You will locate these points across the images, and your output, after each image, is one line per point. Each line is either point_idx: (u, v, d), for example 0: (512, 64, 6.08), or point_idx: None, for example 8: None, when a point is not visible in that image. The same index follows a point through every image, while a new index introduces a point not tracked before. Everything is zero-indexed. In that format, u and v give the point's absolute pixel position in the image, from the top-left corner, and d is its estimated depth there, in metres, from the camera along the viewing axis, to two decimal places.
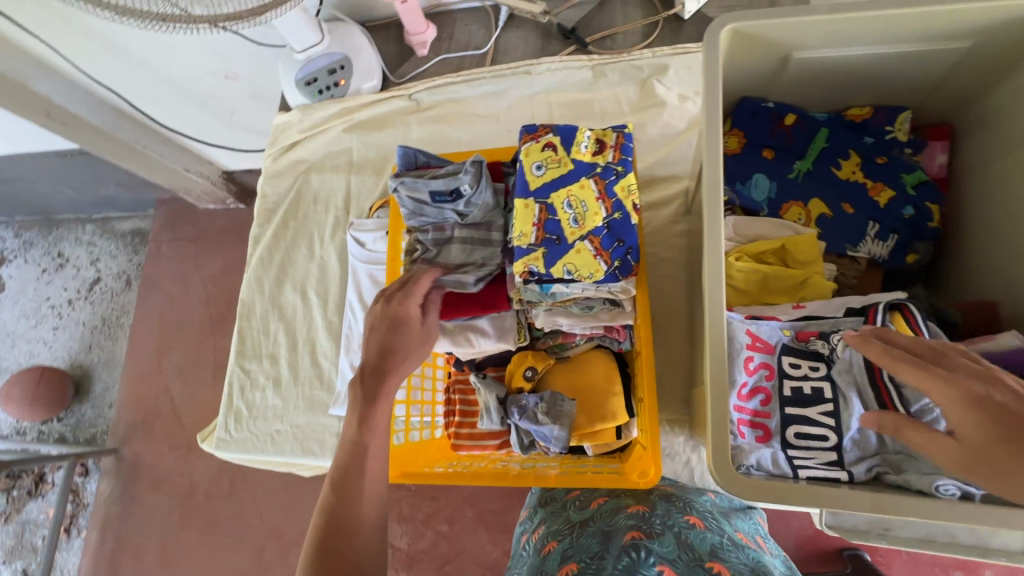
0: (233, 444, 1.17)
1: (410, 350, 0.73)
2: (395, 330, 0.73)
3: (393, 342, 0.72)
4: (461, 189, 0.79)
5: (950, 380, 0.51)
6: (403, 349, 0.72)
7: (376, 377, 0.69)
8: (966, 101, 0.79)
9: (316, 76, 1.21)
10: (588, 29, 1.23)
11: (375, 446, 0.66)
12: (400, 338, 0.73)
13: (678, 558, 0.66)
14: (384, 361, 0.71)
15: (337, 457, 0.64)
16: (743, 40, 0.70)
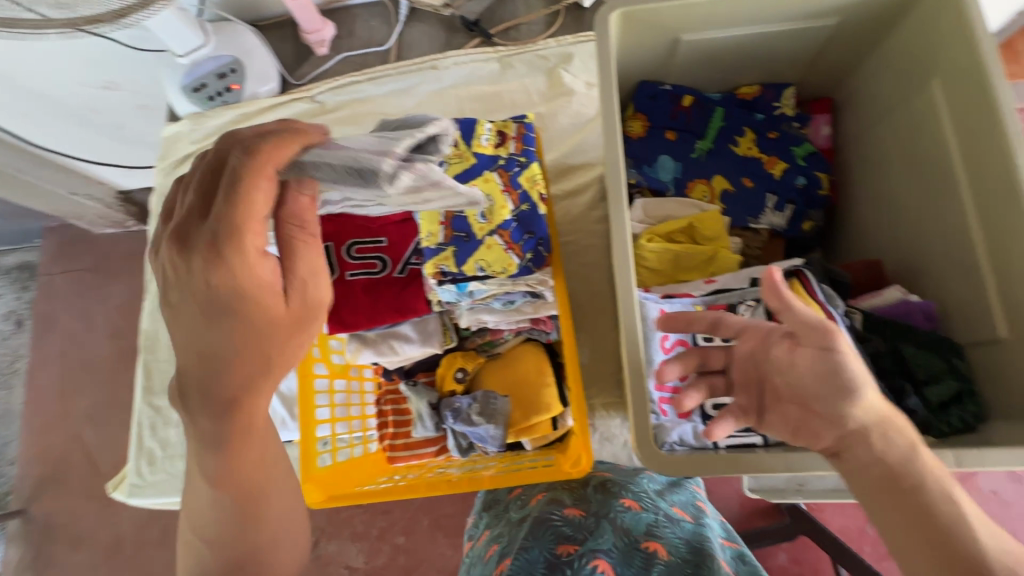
0: (149, 488, 1.07)
1: (269, 358, 0.54)
2: (230, 315, 0.51)
3: (228, 342, 0.53)
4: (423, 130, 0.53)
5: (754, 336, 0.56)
6: (260, 352, 0.54)
7: (212, 414, 0.56)
8: (841, 75, 0.84)
9: (204, 80, 1.15)
10: (492, 21, 1.21)
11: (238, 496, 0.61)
12: (236, 339, 0.52)
13: (615, 547, 0.69)
14: (213, 366, 0.54)
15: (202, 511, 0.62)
16: (632, 24, 0.71)
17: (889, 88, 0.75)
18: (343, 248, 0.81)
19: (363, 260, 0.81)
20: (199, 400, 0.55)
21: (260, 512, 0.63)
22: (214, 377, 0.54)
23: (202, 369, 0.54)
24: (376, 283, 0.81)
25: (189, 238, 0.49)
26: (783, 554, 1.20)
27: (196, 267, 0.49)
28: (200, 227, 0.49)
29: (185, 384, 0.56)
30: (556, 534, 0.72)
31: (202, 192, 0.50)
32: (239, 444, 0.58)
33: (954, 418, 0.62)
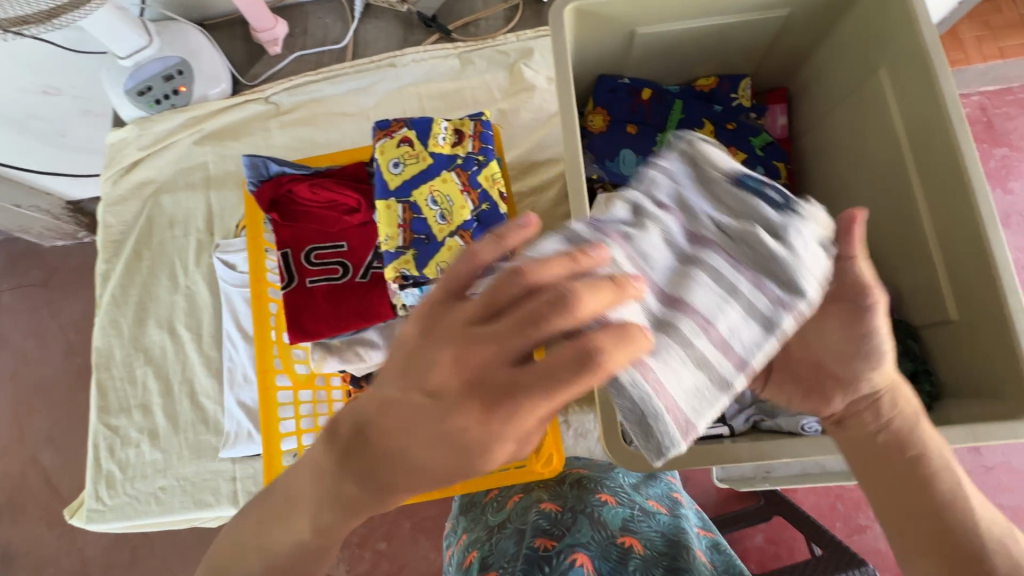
0: (110, 512, 1.02)
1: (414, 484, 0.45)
2: (433, 437, 0.40)
3: (419, 455, 0.42)
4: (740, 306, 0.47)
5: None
6: (434, 450, 0.41)
7: (362, 458, 0.45)
8: (794, 65, 0.86)
9: (150, 83, 1.10)
10: (450, 17, 1.19)
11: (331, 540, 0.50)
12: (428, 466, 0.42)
13: (592, 541, 0.68)
14: (383, 456, 0.44)
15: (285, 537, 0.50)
16: (586, 18, 0.70)
17: (841, 78, 0.77)
18: (301, 254, 0.79)
19: (324, 266, 0.79)
20: (329, 464, 0.46)
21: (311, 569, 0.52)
22: (371, 466, 0.45)
23: (364, 450, 0.45)
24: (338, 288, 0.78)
25: (447, 340, 0.39)
26: (759, 535, 1.23)
27: (438, 361, 0.40)
28: (480, 321, 0.39)
29: (331, 437, 0.47)
30: (535, 533, 0.71)
31: (525, 312, 0.37)
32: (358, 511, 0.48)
33: None
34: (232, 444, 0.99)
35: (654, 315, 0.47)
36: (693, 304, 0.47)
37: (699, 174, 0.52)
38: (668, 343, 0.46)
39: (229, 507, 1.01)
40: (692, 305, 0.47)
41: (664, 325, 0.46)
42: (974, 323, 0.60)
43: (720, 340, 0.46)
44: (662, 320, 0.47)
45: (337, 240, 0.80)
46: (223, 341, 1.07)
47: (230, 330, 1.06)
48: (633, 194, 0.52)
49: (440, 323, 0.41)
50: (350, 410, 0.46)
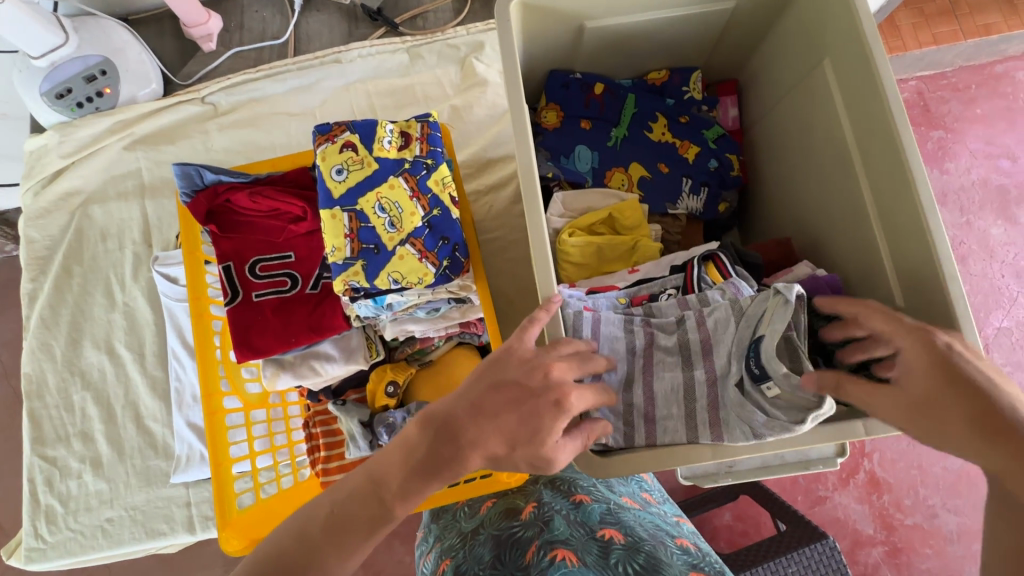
0: (52, 550, 0.95)
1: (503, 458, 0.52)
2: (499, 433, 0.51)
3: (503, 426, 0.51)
4: (696, 407, 0.57)
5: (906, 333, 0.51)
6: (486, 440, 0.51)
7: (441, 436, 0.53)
8: (743, 57, 0.86)
9: (69, 85, 1.01)
10: (396, 10, 1.15)
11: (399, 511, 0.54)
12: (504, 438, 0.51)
13: (571, 537, 0.66)
14: (476, 425, 0.52)
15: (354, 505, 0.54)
16: (533, 13, 0.68)
17: (789, 68, 0.77)
18: (245, 267, 0.75)
19: (271, 278, 0.75)
20: (426, 437, 0.54)
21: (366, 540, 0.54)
22: (460, 434, 0.52)
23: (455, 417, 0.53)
24: (287, 300, 0.75)
25: (529, 356, 0.53)
26: (727, 513, 1.26)
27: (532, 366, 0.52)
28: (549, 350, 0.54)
29: (429, 418, 0.55)
30: (518, 544, 0.68)
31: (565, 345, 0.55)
32: (432, 479, 0.53)
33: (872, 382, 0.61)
34: (182, 468, 0.94)
35: (622, 400, 0.59)
36: (654, 397, 0.58)
37: (755, 323, 0.58)
38: (621, 423, 0.58)
39: (185, 534, 0.95)
40: (652, 400, 0.58)
41: (627, 413, 0.58)
42: (916, 310, 0.60)
43: (652, 418, 0.58)
44: (630, 409, 0.58)
45: (283, 249, 0.76)
46: (168, 359, 1.00)
47: (174, 347, 0.99)
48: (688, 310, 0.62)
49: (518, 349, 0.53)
50: (448, 398, 0.55)
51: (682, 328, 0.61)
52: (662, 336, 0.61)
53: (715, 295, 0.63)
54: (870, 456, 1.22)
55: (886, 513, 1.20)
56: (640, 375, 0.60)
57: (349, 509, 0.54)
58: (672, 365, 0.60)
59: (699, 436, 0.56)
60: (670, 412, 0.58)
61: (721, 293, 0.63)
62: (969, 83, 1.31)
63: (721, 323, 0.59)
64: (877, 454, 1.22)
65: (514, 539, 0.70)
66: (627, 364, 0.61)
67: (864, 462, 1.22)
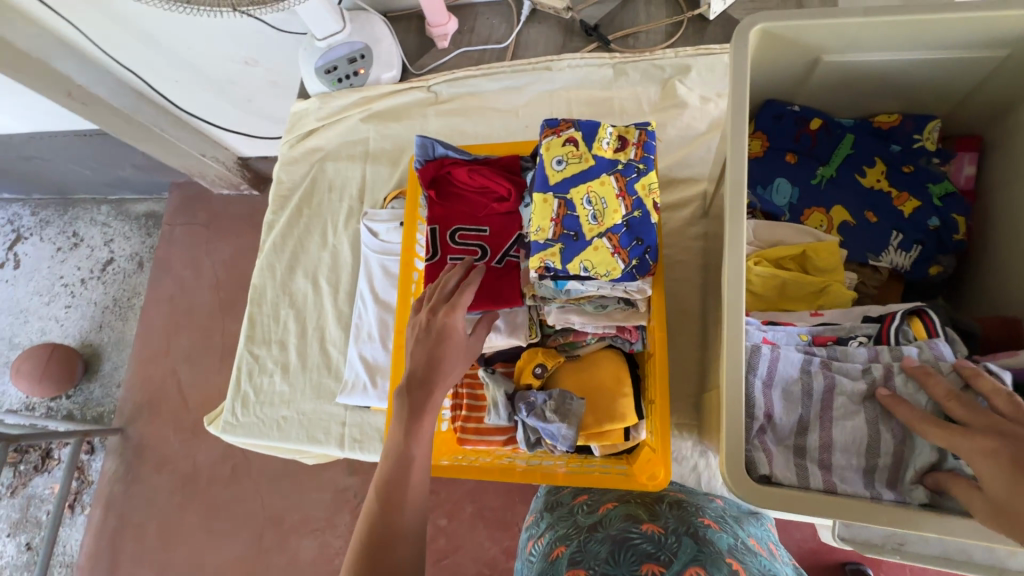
0: (240, 428, 1.17)
1: (455, 357, 0.71)
2: (441, 355, 0.70)
3: (439, 344, 0.70)
4: (878, 463, 0.57)
5: (969, 435, 0.49)
6: (453, 360, 0.71)
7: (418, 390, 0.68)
8: (999, 113, 0.77)
9: (337, 63, 1.22)
10: (611, 27, 1.21)
11: (419, 460, 0.64)
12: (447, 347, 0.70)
13: (699, 552, 0.67)
14: (425, 368, 0.69)
15: (384, 470, 0.63)
16: (772, 41, 0.69)
17: None
18: (447, 232, 0.86)
19: (466, 245, 0.85)
20: (406, 394, 0.67)
21: (413, 484, 0.62)
22: (432, 376, 0.69)
23: (418, 367, 0.69)
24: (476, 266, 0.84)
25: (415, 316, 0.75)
26: None
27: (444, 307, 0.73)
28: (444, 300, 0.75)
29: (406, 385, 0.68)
30: (639, 554, 0.67)
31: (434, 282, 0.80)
32: (426, 415, 0.66)
33: None
34: (348, 392, 1.09)
35: (793, 440, 0.59)
36: (831, 446, 0.58)
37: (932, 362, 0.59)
38: (793, 459, 0.58)
39: (335, 447, 1.11)
40: (830, 449, 0.58)
41: (799, 453, 0.59)
42: None
43: (829, 466, 0.58)
44: (802, 449, 0.59)
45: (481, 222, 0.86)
46: (355, 298, 1.18)
47: (363, 289, 1.17)
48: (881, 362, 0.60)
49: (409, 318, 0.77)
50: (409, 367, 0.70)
51: (868, 377, 0.60)
52: (846, 381, 0.60)
53: (912, 351, 0.60)
54: None
55: None
56: (818, 421, 0.59)
57: (387, 476, 0.62)
58: (854, 414, 0.58)
59: (879, 492, 0.56)
60: (848, 461, 0.57)
61: (919, 352, 0.60)
62: None
63: (913, 384, 0.57)
64: None
65: (631, 546, 0.69)
66: (807, 404, 0.60)
67: None
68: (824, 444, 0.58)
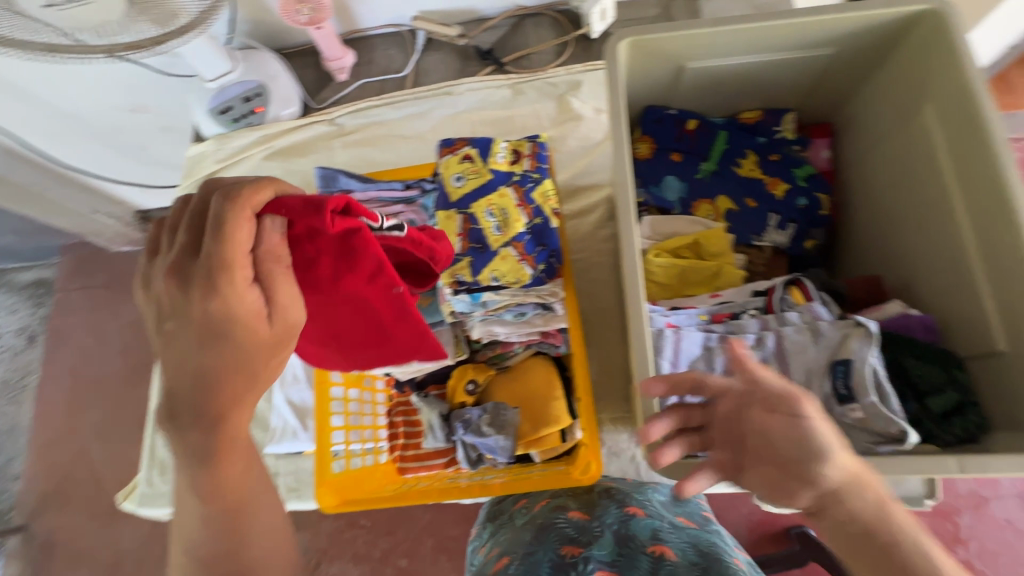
0: (158, 498, 1.07)
1: (249, 367, 0.52)
2: (214, 367, 0.51)
3: (209, 356, 0.51)
4: None
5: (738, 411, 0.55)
6: (236, 368, 0.52)
7: (198, 429, 0.53)
8: (839, 102, 0.89)
9: (231, 103, 1.21)
10: (504, 51, 1.27)
11: (240, 507, 0.59)
12: (229, 361, 0.51)
13: (618, 558, 0.66)
14: (197, 389, 0.52)
15: (195, 527, 0.58)
16: (639, 52, 0.76)
17: (886, 111, 0.79)
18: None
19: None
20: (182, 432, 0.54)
21: (247, 529, 0.59)
22: (205, 404, 0.53)
23: (190, 387, 0.52)
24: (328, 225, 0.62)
25: (163, 284, 0.51)
26: None
27: (195, 282, 0.49)
28: (194, 263, 0.50)
29: (171, 411, 0.54)
30: (561, 537, 0.72)
31: (194, 211, 0.51)
32: (222, 457, 0.55)
33: (956, 427, 0.63)
34: (277, 440, 1.04)
35: None
36: None
37: (818, 325, 0.65)
38: None
39: None
40: None
41: None
42: (1020, 356, 0.60)
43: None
44: None
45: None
46: None
47: None
48: (770, 330, 0.67)
49: (153, 279, 0.53)
50: (167, 383, 0.53)
51: (761, 344, 0.66)
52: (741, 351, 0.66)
53: (794, 316, 0.67)
54: (967, 543, 1.08)
55: None
56: None
57: (202, 547, 0.58)
58: None
59: None
60: None
61: (801, 316, 0.67)
62: None
63: (799, 343, 0.65)
64: (974, 543, 1.08)
65: (555, 531, 0.74)
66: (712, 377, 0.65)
67: (957, 548, 1.08)
68: None
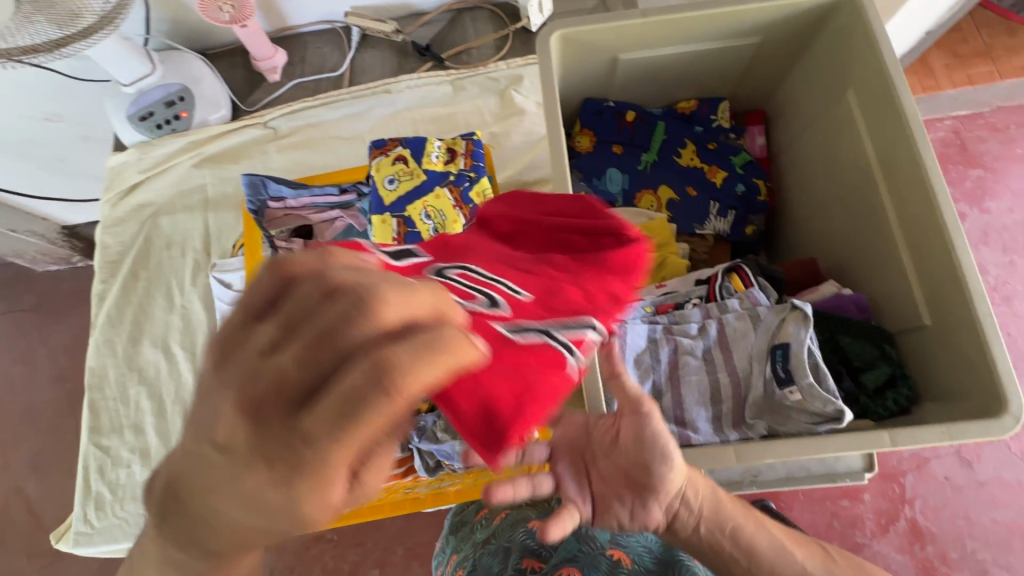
0: (96, 536, 1.00)
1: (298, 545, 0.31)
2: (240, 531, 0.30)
3: (239, 523, 0.29)
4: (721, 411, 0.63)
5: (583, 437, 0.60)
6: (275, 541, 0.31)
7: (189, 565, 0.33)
8: (768, 90, 0.91)
9: (152, 109, 1.14)
10: (443, 46, 1.24)
11: None
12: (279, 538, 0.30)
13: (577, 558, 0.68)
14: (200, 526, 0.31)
15: None
16: (572, 45, 0.75)
17: (812, 97, 0.82)
18: (423, 274, 0.41)
19: (474, 285, 0.42)
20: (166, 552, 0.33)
21: None
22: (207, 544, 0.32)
23: (184, 516, 0.31)
24: (502, 322, 0.40)
25: (225, 386, 0.27)
26: None
27: (277, 450, 0.26)
28: (290, 412, 0.26)
29: (159, 516, 0.32)
30: (521, 553, 0.71)
31: (322, 321, 0.26)
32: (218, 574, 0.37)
33: (890, 401, 0.65)
34: None
35: None
36: (682, 404, 0.63)
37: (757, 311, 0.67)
38: None
39: None
40: (682, 406, 0.63)
41: None
42: (942, 328, 0.63)
43: (684, 422, 0.63)
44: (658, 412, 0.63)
45: (493, 253, 0.48)
46: None
47: None
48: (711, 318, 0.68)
49: (221, 358, 0.28)
50: (170, 495, 0.31)
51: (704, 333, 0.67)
52: (685, 340, 0.67)
53: (734, 304, 0.68)
54: (911, 503, 1.14)
55: (930, 564, 1.10)
56: (668, 384, 0.64)
57: None
58: (697, 369, 0.65)
59: (726, 434, 0.62)
60: (699, 412, 0.63)
61: (740, 303, 0.68)
62: (1007, 124, 1.30)
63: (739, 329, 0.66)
64: (918, 501, 1.13)
65: (515, 546, 0.72)
66: (657, 369, 0.65)
67: (903, 508, 1.13)
68: (676, 399, 0.64)
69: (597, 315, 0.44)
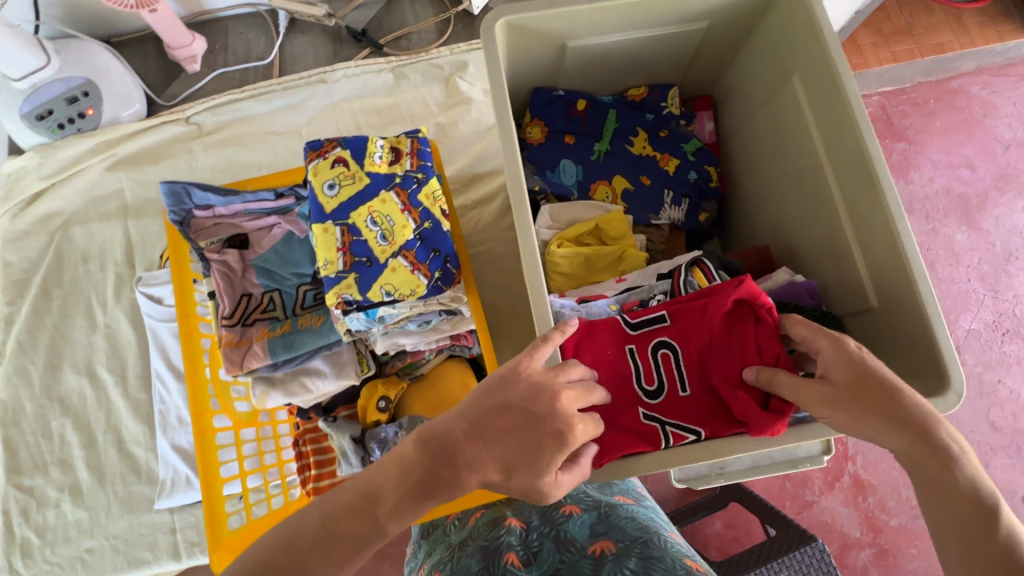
0: None
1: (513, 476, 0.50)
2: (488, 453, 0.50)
3: (510, 456, 0.50)
4: None
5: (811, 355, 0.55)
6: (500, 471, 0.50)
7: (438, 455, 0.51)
8: (714, 75, 0.90)
9: (51, 106, 1.02)
10: (380, 31, 1.17)
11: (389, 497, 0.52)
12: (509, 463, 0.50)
13: (561, 562, 0.63)
14: (475, 444, 0.51)
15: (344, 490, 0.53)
16: (518, 33, 0.71)
17: (759, 83, 0.81)
18: (649, 341, 0.62)
19: (658, 369, 0.61)
20: (421, 453, 0.52)
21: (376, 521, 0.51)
22: (462, 454, 0.51)
23: (484, 423, 0.51)
24: (644, 407, 0.60)
25: (548, 379, 0.52)
26: (717, 522, 1.19)
27: (545, 396, 0.51)
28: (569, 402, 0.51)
29: (428, 436, 0.53)
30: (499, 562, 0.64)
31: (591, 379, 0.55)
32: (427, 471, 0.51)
33: None
34: (167, 494, 0.92)
35: None
36: None
37: None
38: None
39: (169, 562, 0.92)
40: None
41: None
42: (890, 313, 0.64)
43: None
44: None
45: (702, 352, 0.61)
46: (152, 381, 0.98)
47: (159, 368, 0.98)
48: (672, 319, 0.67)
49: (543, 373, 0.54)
50: (448, 416, 0.53)
51: None
52: None
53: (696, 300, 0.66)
54: (854, 460, 1.19)
55: (871, 515, 1.17)
56: None
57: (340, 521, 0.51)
58: None
59: None
60: None
61: None
62: (927, 99, 1.38)
63: None
64: (859, 457, 1.19)
65: (496, 552, 0.66)
66: None
67: (847, 465, 1.19)
68: None
69: (713, 429, 0.59)
